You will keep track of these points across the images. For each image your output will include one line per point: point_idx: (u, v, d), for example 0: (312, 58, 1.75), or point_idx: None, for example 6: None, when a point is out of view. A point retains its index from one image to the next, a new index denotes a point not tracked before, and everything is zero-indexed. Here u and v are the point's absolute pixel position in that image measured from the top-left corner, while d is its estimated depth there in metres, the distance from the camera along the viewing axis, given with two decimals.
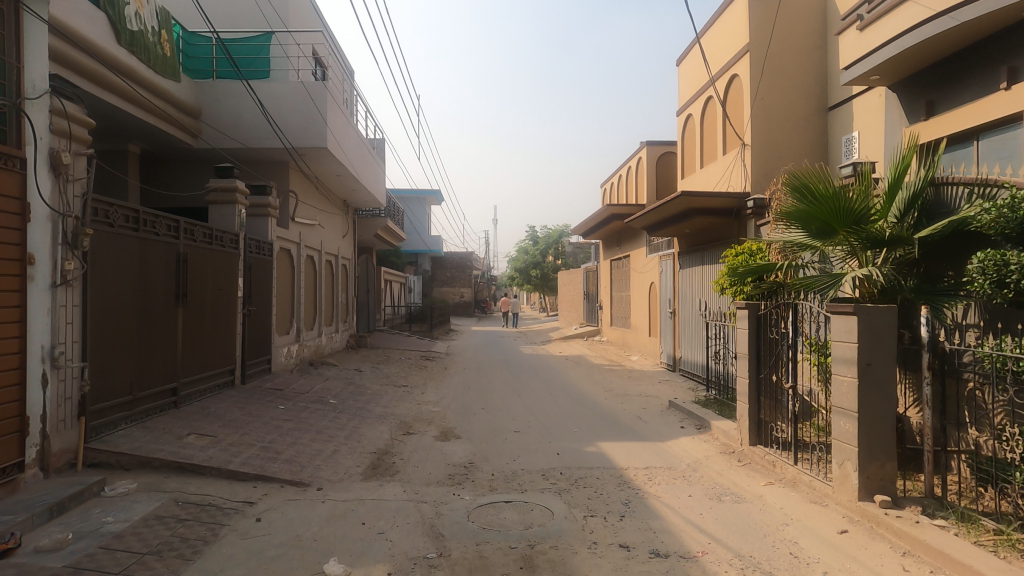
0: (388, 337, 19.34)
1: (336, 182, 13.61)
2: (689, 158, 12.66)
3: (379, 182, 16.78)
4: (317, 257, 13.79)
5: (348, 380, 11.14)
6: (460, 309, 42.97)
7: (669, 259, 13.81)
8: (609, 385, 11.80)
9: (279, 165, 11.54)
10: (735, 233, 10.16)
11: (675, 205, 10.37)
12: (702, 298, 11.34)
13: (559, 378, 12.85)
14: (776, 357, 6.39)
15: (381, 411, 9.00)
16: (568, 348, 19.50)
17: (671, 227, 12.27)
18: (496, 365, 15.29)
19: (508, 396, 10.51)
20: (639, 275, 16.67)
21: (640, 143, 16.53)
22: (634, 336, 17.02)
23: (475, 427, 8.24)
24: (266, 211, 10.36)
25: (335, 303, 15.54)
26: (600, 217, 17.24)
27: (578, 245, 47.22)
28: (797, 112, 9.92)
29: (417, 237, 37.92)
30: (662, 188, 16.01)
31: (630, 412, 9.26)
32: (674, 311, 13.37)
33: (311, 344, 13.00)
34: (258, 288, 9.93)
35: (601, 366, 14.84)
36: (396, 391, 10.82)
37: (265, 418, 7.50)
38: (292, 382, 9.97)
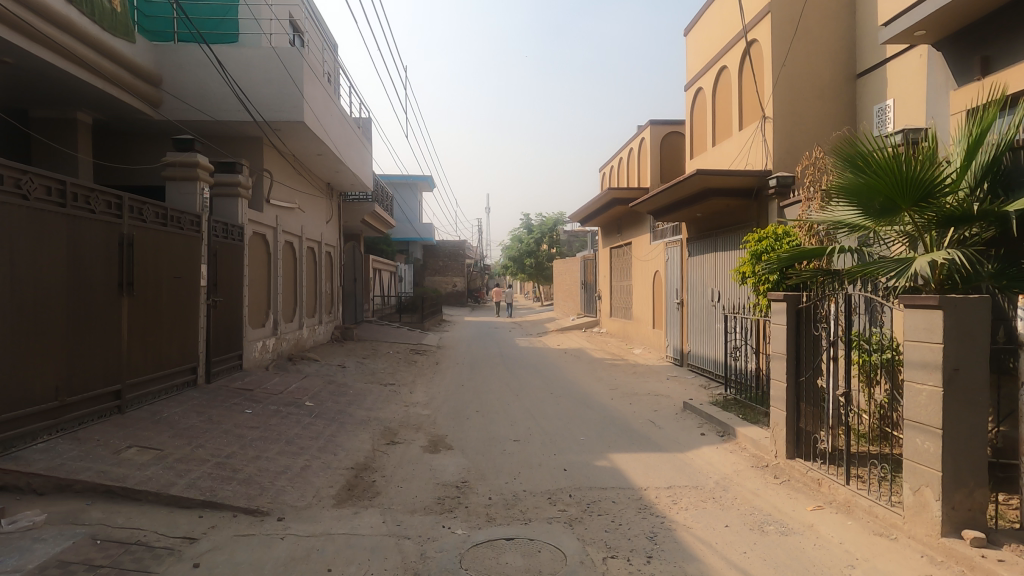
0: (376, 329, 18.34)
1: (316, 162, 12.52)
2: (701, 136, 11.65)
3: (365, 164, 15.73)
4: (296, 244, 12.73)
5: (328, 378, 10.13)
6: (453, 298, 41.99)
7: (677, 247, 12.87)
8: (614, 383, 10.87)
9: (251, 140, 10.45)
10: (755, 216, 9.19)
11: (688, 185, 9.41)
12: (717, 288, 10.39)
13: (558, 375, 11.90)
14: (819, 357, 5.45)
15: (362, 415, 8.01)
16: (566, 340, 18.62)
17: (682, 211, 11.29)
18: (491, 359, 14.33)
19: (504, 397, 9.55)
20: (641, 264, 15.73)
21: (643, 123, 15.52)
22: (637, 328, 16.12)
23: (469, 435, 7.27)
24: (237, 190, 9.33)
25: (318, 293, 14.48)
26: (600, 202, 16.27)
27: (573, 234, 46.29)
28: (825, 81, 8.93)
29: (407, 225, 36.80)
30: (667, 171, 15.02)
31: (641, 415, 8.33)
32: (682, 302, 12.46)
33: (291, 337, 12.01)
34: (227, 276, 8.89)
35: (603, 360, 13.92)
36: (382, 390, 9.83)
37: (226, 426, 6.48)
38: (263, 381, 8.93)
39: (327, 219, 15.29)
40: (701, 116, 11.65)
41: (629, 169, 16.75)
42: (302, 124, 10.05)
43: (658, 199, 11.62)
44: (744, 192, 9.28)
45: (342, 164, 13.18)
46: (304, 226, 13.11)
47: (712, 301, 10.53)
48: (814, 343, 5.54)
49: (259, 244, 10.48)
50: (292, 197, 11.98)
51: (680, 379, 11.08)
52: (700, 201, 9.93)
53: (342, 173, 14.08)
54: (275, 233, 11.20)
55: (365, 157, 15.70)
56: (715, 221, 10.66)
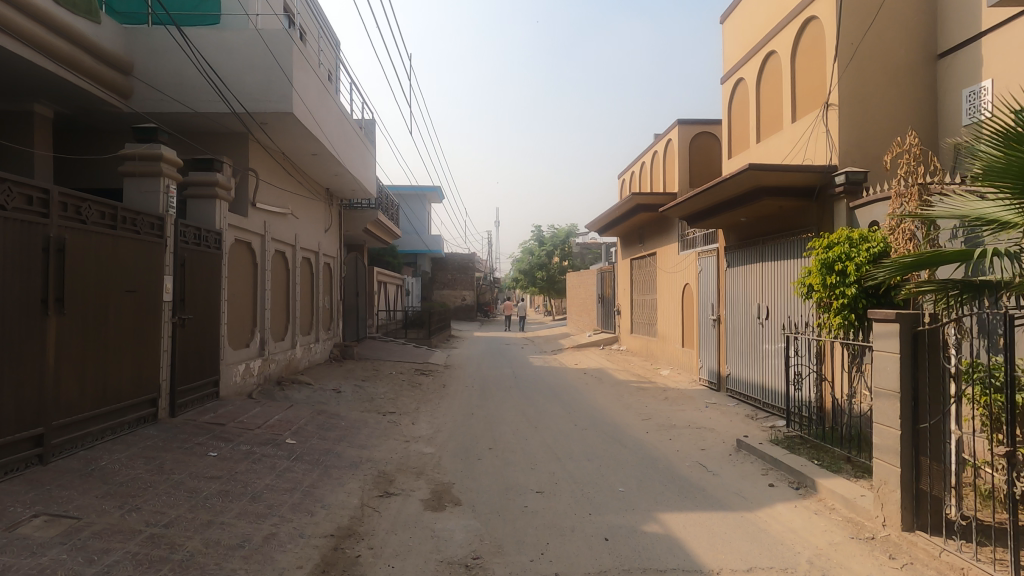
0: (380, 347, 17.08)
1: (312, 164, 11.33)
2: (743, 132, 10.34)
3: (368, 168, 14.55)
4: (289, 255, 11.54)
5: (317, 406, 8.81)
6: (462, 312, 40.70)
7: (712, 257, 11.54)
8: (645, 411, 9.48)
9: (235, 136, 9.24)
10: (816, 220, 7.85)
11: (736, 182, 8.10)
12: (767, 304, 9.06)
13: (581, 401, 10.52)
14: (950, 398, 4.04)
15: (353, 456, 6.67)
16: (584, 359, 17.24)
17: (723, 216, 9.94)
18: (504, 381, 12.98)
19: (521, 430, 8.20)
20: (668, 276, 14.40)
21: (670, 124, 14.27)
22: (662, 346, 14.75)
23: (481, 483, 5.90)
24: (216, 190, 8.11)
25: (314, 309, 13.27)
26: (622, 210, 15.02)
27: (586, 246, 44.99)
28: (900, 61, 7.62)
29: (414, 237, 35.66)
30: (698, 175, 13.72)
31: (687, 456, 6.94)
32: (719, 318, 11.12)
33: (281, 358, 10.76)
34: (199, 289, 7.63)
35: (628, 383, 12.53)
36: (379, 422, 8.49)
37: (177, 477, 5.17)
38: (240, 413, 7.62)
39: (326, 228, 14.07)
40: (743, 109, 10.35)
41: (654, 175, 15.48)
42: (292, 118, 8.84)
43: (695, 202, 10.28)
44: (803, 192, 7.95)
45: (341, 167, 11.98)
46: (298, 234, 11.91)
47: (761, 318, 9.21)
48: (940, 378, 4.14)
49: (243, 253, 9.29)
50: (283, 202, 10.79)
51: (721, 407, 9.66)
52: (749, 203, 8.59)
53: (342, 177, 12.87)
54: (263, 242, 10.01)
55: (367, 160, 14.54)
56: (764, 227, 9.32)
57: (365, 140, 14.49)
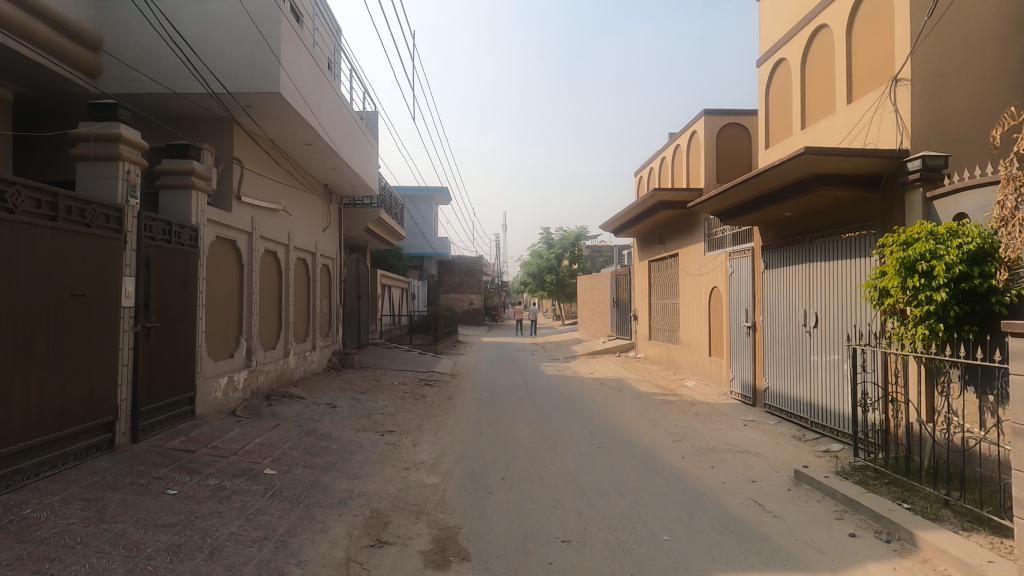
0: (383, 354, 16.09)
1: (307, 156, 10.37)
2: (784, 118, 9.28)
3: (370, 164, 13.60)
4: (283, 255, 10.59)
5: (308, 425, 7.81)
6: (469, 316, 39.65)
7: (745, 257, 10.49)
8: (677, 431, 8.43)
9: (218, 123, 8.27)
10: (882, 213, 6.79)
11: (788, 169, 7.04)
12: (819, 311, 8.07)
13: (602, 418, 9.46)
14: None
15: (343, 490, 5.65)
16: (599, 367, 16.19)
17: (764, 211, 8.86)
18: (515, 393, 11.95)
19: (538, 455, 7.17)
20: (692, 279, 13.35)
21: (695, 115, 13.23)
22: (685, 354, 13.68)
23: (495, 528, 4.86)
24: (192, 181, 7.13)
25: (310, 314, 12.32)
26: (642, 207, 13.98)
27: (596, 248, 43.82)
28: (982, 30, 6.57)
29: (420, 238, 34.65)
30: (725, 170, 12.65)
31: (736, 490, 5.89)
32: (755, 325, 10.07)
33: (271, 368, 9.79)
34: (170, 292, 6.65)
35: (651, 395, 11.47)
36: (377, 444, 7.48)
37: (119, 526, 4.15)
38: (216, 435, 6.62)
39: (324, 227, 13.10)
40: (785, 93, 9.30)
41: (676, 170, 14.41)
42: (281, 100, 7.87)
43: (731, 196, 9.19)
44: (866, 181, 6.89)
45: (339, 160, 11.01)
46: (293, 233, 10.95)
47: (811, 326, 8.24)
48: None
49: (226, 253, 8.32)
50: (274, 197, 9.83)
51: (761, 426, 8.59)
52: (801, 196, 7.52)
53: (341, 171, 11.90)
54: (250, 241, 9.05)
55: (369, 155, 13.59)
56: (815, 223, 8.24)
57: (366, 133, 13.54)
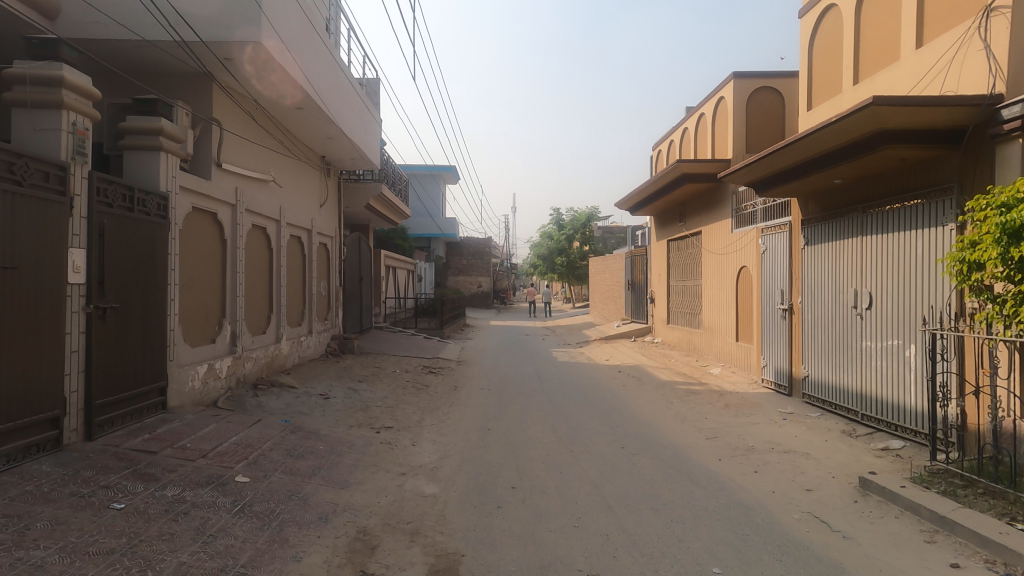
0: (386, 339, 15.28)
1: (299, 123, 9.44)
2: (831, 74, 8.23)
3: (371, 134, 12.64)
4: (273, 232, 9.71)
5: (294, 422, 6.98)
6: (477, 299, 38.80)
7: (781, 233, 9.47)
8: (707, 428, 7.53)
9: (195, 79, 7.34)
10: (962, 172, 5.84)
11: (850, 125, 6.03)
12: (875, 290, 7.11)
13: (623, 412, 8.56)
14: None
15: (325, 504, 4.82)
16: (615, 352, 15.31)
17: (810, 179, 7.84)
18: (526, 382, 11.08)
19: (555, 458, 6.29)
20: (717, 259, 12.36)
21: (722, 79, 12.11)
22: (708, 340, 12.74)
23: (506, 556, 4.00)
24: (160, 141, 6.19)
25: (306, 296, 11.47)
26: (663, 181, 12.95)
27: (608, 231, 42.69)
28: None
29: (427, 219, 33.79)
30: (755, 139, 11.59)
31: (790, 501, 4.99)
32: (791, 308, 9.11)
33: (260, 355, 8.96)
34: (132, 269, 5.76)
35: (674, 384, 10.57)
36: (370, 444, 6.65)
37: (34, 557, 3.30)
38: (187, 432, 5.75)
39: (321, 204, 12.21)
40: (835, 42, 8.21)
41: (699, 141, 13.33)
42: (263, 54, 6.92)
43: (770, 164, 8.18)
44: (942, 136, 5.90)
45: (335, 128, 10.07)
46: (284, 207, 10.04)
47: (864, 308, 7.29)
48: None
49: (205, 226, 7.45)
50: (262, 166, 8.92)
51: (802, 421, 7.66)
52: (861, 158, 6.52)
53: (338, 142, 10.97)
54: (235, 214, 8.16)
55: (370, 126, 12.64)
56: (872, 189, 7.24)
57: (367, 102, 12.59)
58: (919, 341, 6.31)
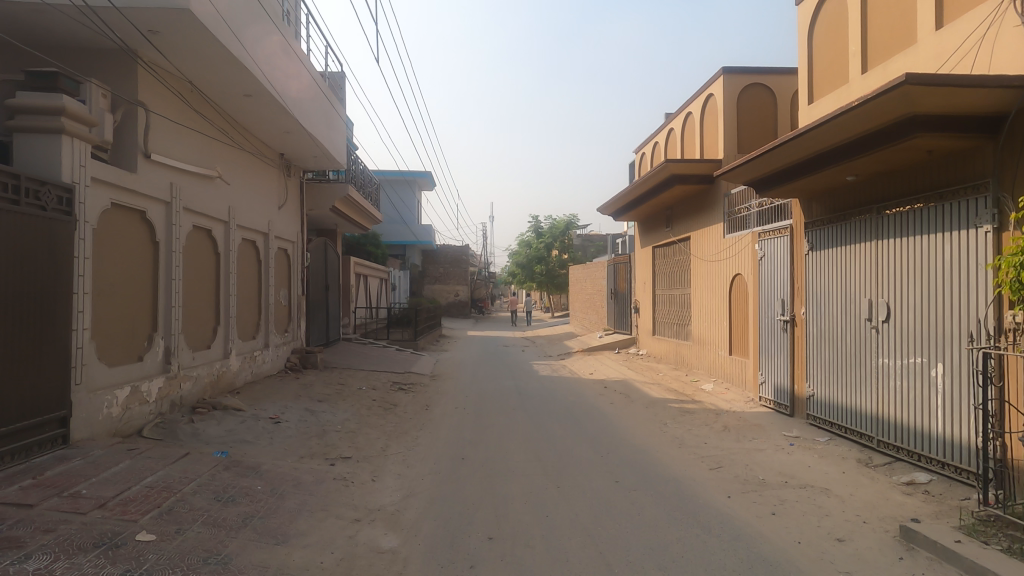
0: (355, 352, 14.22)
1: (249, 113, 8.43)
2: (834, 64, 7.53)
3: (334, 130, 11.64)
4: (219, 234, 8.65)
5: (232, 454, 5.95)
6: (454, 309, 37.79)
7: (781, 238, 8.72)
8: (708, 456, 6.68)
9: (117, 55, 6.32)
10: (1000, 166, 5.09)
11: (874, 109, 5.26)
12: (893, 301, 6.32)
13: (613, 436, 7.69)
14: None
15: (250, 569, 3.81)
16: (599, 365, 14.47)
17: (818, 176, 7.10)
18: (505, 400, 10.15)
19: (538, 497, 5.36)
20: (707, 266, 11.61)
21: (711, 75, 11.41)
22: (699, 352, 11.96)
23: None
24: (62, 122, 5.18)
25: (261, 305, 10.41)
26: (649, 183, 12.19)
27: (588, 238, 42.03)
28: None
29: (402, 226, 32.78)
30: (748, 139, 10.87)
31: (820, 554, 4.13)
32: (794, 319, 8.34)
33: (201, 373, 7.89)
34: (16, 274, 4.68)
35: (665, 402, 9.74)
36: (320, 481, 5.64)
37: None
38: (88, 474, 4.69)
39: (281, 205, 11.17)
40: (837, 28, 7.48)
41: (687, 142, 12.61)
42: (196, 25, 5.91)
43: (774, 160, 7.43)
44: (977, 124, 5.15)
45: (291, 120, 9.07)
46: (234, 207, 9.00)
47: (881, 320, 6.50)
48: None
49: (130, 226, 6.40)
50: (204, 159, 7.89)
51: (813, 447, 6.85)
52: (882, 150, 5.78)
53: (297, 137, 9.97)
54: (169, 213, 7.12)
55: (334, 123, 11.66)
56: (887, 187, 6.51)
57: (330, 96, 11.59)
58: (951, 359, 5.52)
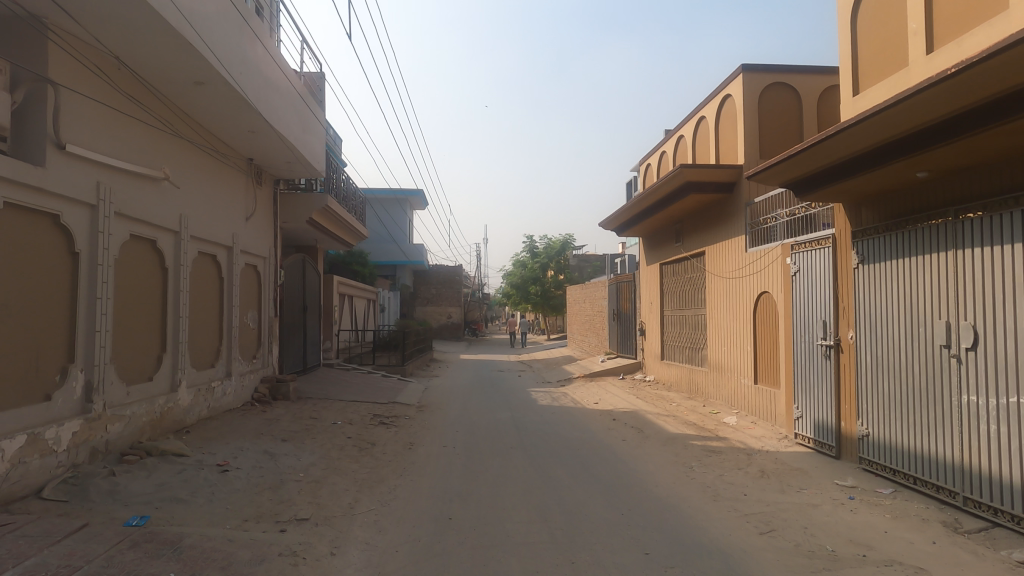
0: (335, 379, 12.91)
1: (204, 104, 7.25)
2: (885, 46, 6.44)
3: (311, 134, 10.47)
4: (168, 245, 7.39)
5: (151, 521, 4.61)
6: (447, 331, 36.48)
7: (820, 249, 7.55)
8: (753, 514, 5.41)
9: (22, 27, 5.16)
10: None
11: (991, 61, 4.14)
12: (981, 323, 5.12)
13: (631, 483, 6.40)
14: None
15: None
16: (604, 393, 13.21)
17: (879, 173, 5.99)
18: (501, 436, 8.85)
19: None
20: (726, 284, 10.44)
21: (727, 74, 10.41)
22: (718, 380, 10.73)
23: None
24: None
25: (224, 329, 9.13)
26: (661, 192, 11.12)
27: (584, 258, 40.99)
28: None
29: (392, 245, 31.67)
30: (770, 144, 9.82)
31: None
32: (841, 344, 7.13)
33: (138, 411, 6.58)
34: None
35: (686, 439, 8.46)
36: (263, 556, 4.29)
37: None
38: None
39: (248, 215, 9.94)
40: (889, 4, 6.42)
41: (701, 149, 11.56)
42: None
43: (826, 153, 6.31)
44: None
45: (255, 117, 7.89)
46: (188, 214, 7.76)
47: (964, 347, 5.27)
48: None
49: (34, 232, 5.14)
50: (145, 157, 6.67)
51: (880, 502, 5.57)
52: (991, 129, 4.62)
53: (264, 138, 8.78)
54: (96, 219, 5.87)
55: (311, 126, 10.49)
56: (972, 184, 5.36)
57: (307, 98, 10.44)
58: None
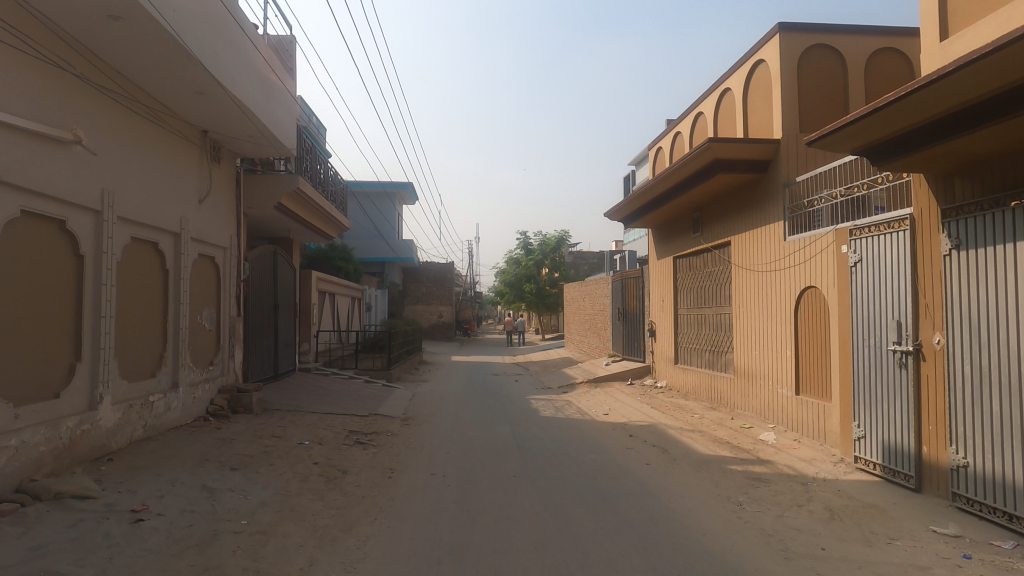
0: (311, 387, 11.44)
1: (129, 49, 5.77)
2: None
3: (278, 105, 8.98)
4: (86, 227, 5.89)
5: None
6: (438, 331, 34.99)
7: (891, 234, 6.17)
8: None
9: None
10: None
11: None
12: None
13: (669, 530, 4.99)
14: None
15: None
16: (612, 401, 11.81)
17: (1000, 131, 4.63)
18: (500, 459, 7.43)
19: None
20: (758, 278, 9.09)
21: (761, 36, 9.04)
22: (747, 389, 9.37)
23: None
24: None
25: (168, 331, 7.63)
26: (682, 173, 9.75)
27: (580, 256, 39.58)
28: None
29: (380, 241, 30.17)
30: (810, 115, 8.48)
31: None
32: (922, 349, 5.76)
33: (32, 438, 5.04)
34: None
35: (723, 463, 7.07)
36: None
37: None
38: None
39: (202, 197, 8.44)
40: None
41: (726, 126, 10.21)
42: None
43: (926, 106, 4.94)
44: None
45: (198, 72, 6.41)
46: (113, 189, 6.25)
47: None
48: None
49: None
50: (43, 110, 5.17)
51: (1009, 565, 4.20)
52: None
53: (215, 102, 7.27)
54: None
55: (278, 95, 9.00)
56: None
57: (272, 62, 8.94)
58: None
